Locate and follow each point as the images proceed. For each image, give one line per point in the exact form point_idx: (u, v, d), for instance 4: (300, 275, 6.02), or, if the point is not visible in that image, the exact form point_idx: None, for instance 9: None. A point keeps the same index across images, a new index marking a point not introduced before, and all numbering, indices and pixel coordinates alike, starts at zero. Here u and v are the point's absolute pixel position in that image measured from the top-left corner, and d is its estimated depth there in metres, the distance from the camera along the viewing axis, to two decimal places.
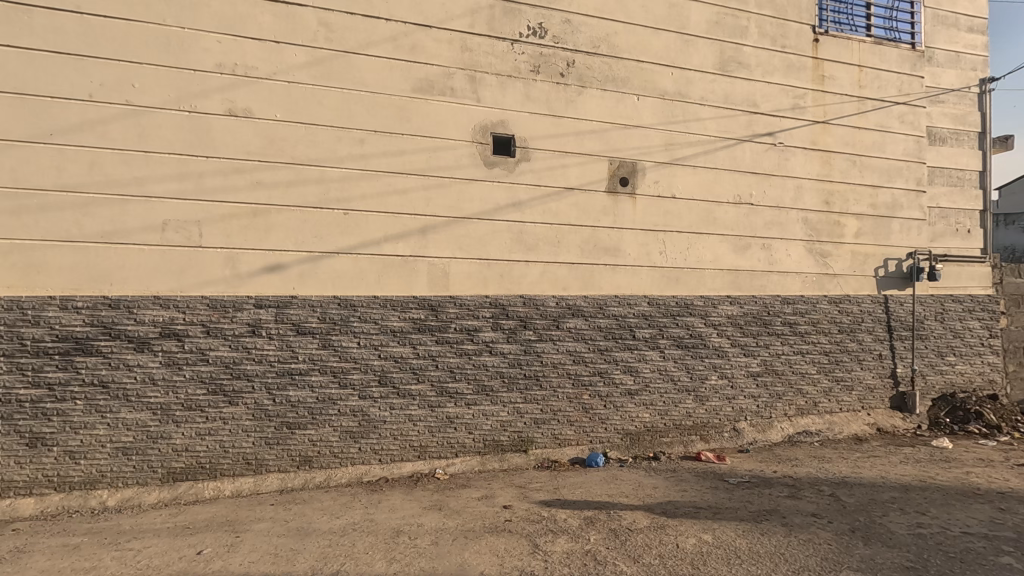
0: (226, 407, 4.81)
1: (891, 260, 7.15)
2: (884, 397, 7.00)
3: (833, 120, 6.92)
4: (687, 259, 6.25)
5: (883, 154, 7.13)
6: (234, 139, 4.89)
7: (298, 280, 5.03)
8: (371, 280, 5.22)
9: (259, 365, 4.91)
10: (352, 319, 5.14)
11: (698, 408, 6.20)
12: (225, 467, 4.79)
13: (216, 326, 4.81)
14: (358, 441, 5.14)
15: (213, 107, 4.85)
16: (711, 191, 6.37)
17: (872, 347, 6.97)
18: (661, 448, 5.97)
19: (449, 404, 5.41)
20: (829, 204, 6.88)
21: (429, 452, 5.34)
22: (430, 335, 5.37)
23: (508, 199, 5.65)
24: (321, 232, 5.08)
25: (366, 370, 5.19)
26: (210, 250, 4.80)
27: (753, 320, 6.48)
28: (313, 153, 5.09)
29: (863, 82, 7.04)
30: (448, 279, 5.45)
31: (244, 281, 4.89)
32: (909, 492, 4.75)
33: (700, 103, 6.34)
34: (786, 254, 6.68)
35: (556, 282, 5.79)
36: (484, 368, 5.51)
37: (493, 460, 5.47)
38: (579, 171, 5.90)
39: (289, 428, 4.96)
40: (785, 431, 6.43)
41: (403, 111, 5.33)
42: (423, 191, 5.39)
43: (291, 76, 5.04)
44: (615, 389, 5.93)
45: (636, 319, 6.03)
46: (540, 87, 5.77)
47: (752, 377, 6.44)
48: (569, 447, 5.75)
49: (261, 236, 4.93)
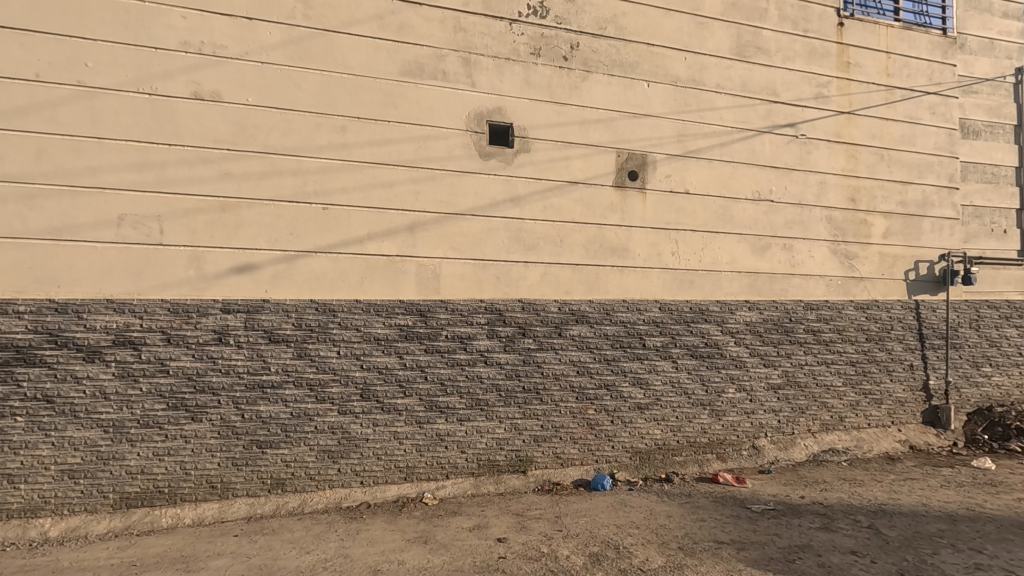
0: (188, 425, 4.30)
1: (923, 262, 6.60)
2: (915, 411, 6.44)
3: (859, 111, 6.38)
4: (702, 261, 5.72)
5: (913, 148, 6.59)
6: (201, 126, 4.40)
7: (272, 281, 4.52)
8: (353, 283, 4.71)
9: (226, 377, 4.40)
10: (330, 326, 4.64)
11: (714, 424, 5.66)
12: (186, 492, 4.27)
13: (178, 333, 4.31)
14: (337, 461, 4.62)
15: (177, 90, 4.36)
16: (727, 187, 5.84)
17: (903, 357, 6.42)
18: (673, 469, 5.41)
19: (440, 421, 4.88)
20: (855, 201, 6.34)
21: (417, 473, 4.81)
22: (418, 343, 4.85)
23: (506, 194, 5.14)
24: (297, 229, 4.58)
25: (347, 383, 4.67)
26: (172, 248, 4.30)
27: (774, 328, 5.94)
28: (289, 142, 4.60)
29: (891, 70, 6.51)
30: (439, 282, 4.94)
31: (210, 283, 4.39)
32: (958, 524, 4.19)
33: (715, 90, 5.82)
34: (809, 256, 6.14)
35: (558, 285, 5.27)
36: (479, 380, 4.99)
37: (488, 482, 4.93)
38: (583, 164, 5.38)
39: (259, 447, 4.45)
40: (809, 449, 5.86)
41: (390, 96, 4.84)
42: (412, 185, 4.89)
43: (265, 57, 4.55)
44: (623, 403, 5.39)
45: (645, 325, 5.50)
46: (541, 72, 5.27)
47: (773, 390, 5.89)
48: (572, 467, 5.21)
49: (230, 233, 4.44)
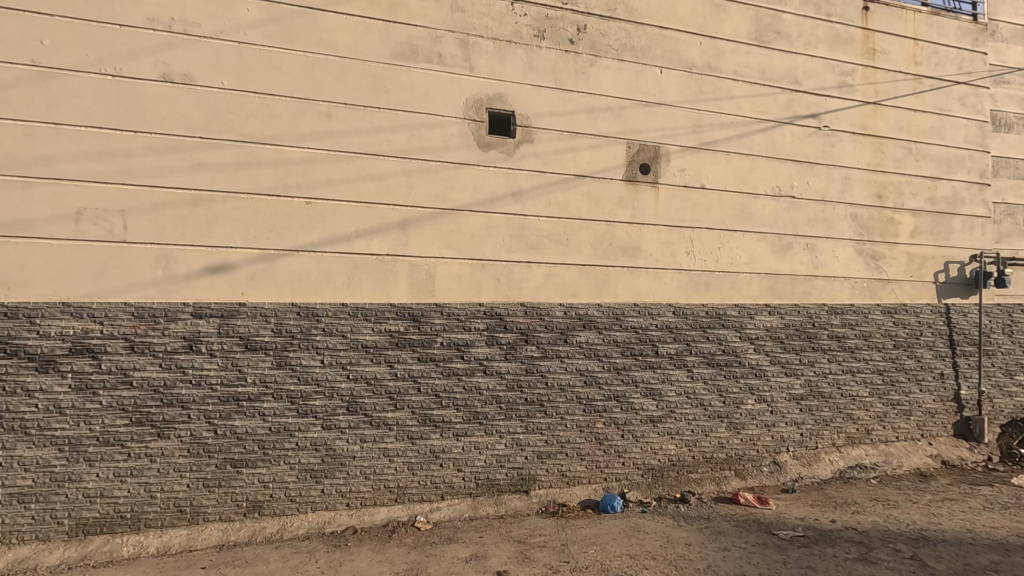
0: (154, 442, 3.88)
1: (953, 264, 6.17)
2: (946, 423, 6.01)
3: (886, 101, 5.95)
4: (719, 262, 5.29)
5: (942, 141, 6.16)
6: (170, 111, 3.99)
7: (249, 282, 4.10)
8: (339, 284, 4.29)
9: (197, 389, 3.97)
10: (314, 332, 4.22)
11: (733, 439, 5.23)
12: (151, 517, 3.85)
13: (143, 341, 3.89)
14: (320, 481, 4.20)
15: (143, 72, 3.95)
16: (746, 182, 5.42)
17: (933, 365, 5.99)
18: (689, 487, 4.97)
19: (434, 436, 4.45)
20: (882, 197, 5.91)
21: (409, 494, 4.38)
22: (410, 351, 4.43)
23: (507, 187, 4.72)
24: (277, 226, 4.16)
25: (331, 395, 4.24)
26: (138, 246, 3.88)
27: (796, 333, 5.51)
28: (269, 130, 4.18)
29: (919, 58, 6.08)
30: (433, 284, 4.51)
31: (180, 286, 3.97)
32: (1010, 555, 3.77)
33: (733, 78, 5.40)
34: (833, 256, 5.71)
35: (564, 288, 4.84)
36: (478, 392, 4.56)
37: (487, 503, 4.50)
38: (591, 156, 4.96)
39: (234, 466, 4.02)
40: (835, 465, 5.42)
41: (380, 81, 4.42)
42: (404, 177, 4.46)
43: (242, 36, 4.13)
44: (634, 416, 4.96)
45: (658, 331, 5.07)
46: (545, 56, 4.85)
47: (795, 402, 5.45)
48: (579, 486, 4.78)
49: (202, 230, 4.01)
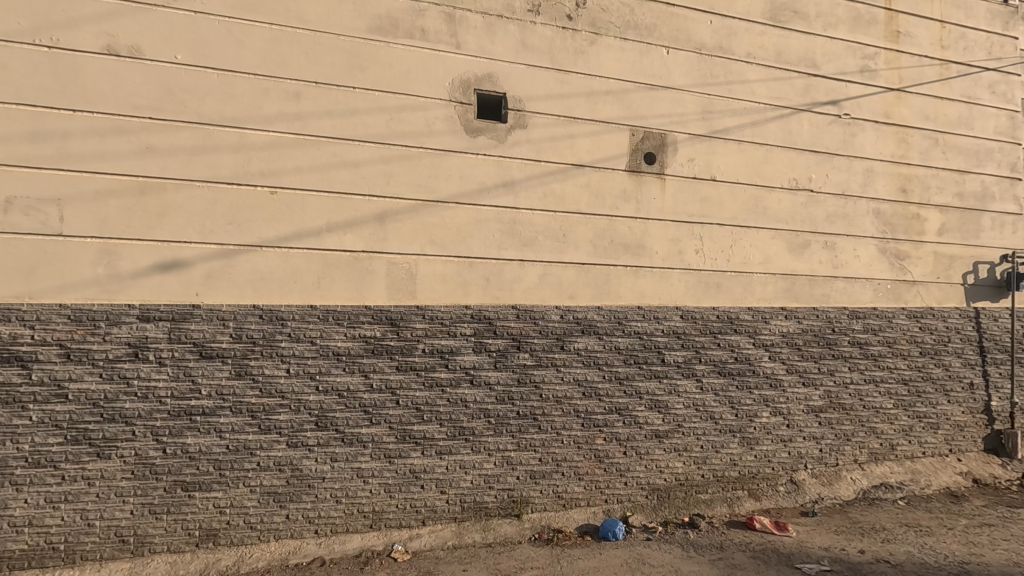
0: (92, 463, 3.42)
1: (983, 264, 5.70)
2: (975, 438, 5.54)
3: (910, 88, 5.49)
4: (731, 262, 4.82)
5: (971, 131, 5.69)
6: (114, 87, 3.51)
7: (204, 282, 3.63)
8: (307, 284, 3.82)
9: (143, 403, 3.52)
10: (279, 338, 3.76)
11: (746, 455, 4.76)
12: (89, 548, 3.40)
13: (80, 348, 3.42)
14: (284, 506, 3.73)
15: (85, 43, 3.47)
16: (760, 174, 4.95)
17: (961, 375, 5.52)
18: (698, 510, 4.50)
19: (415, 455, 3.99)
20: (906, 192, 5.45)
21: (386, 520, 3.92)
22: (388, 359, 3.97)
23: (497, 177, 4.26)
24: (237, 218, 3.70)
25: (298, 409, 3.78)
26: (76, 241, 3.41)
27: (815, 340, 5.04)
28: (228, 110, 3.72)
29: (946, 42, 5.59)
30: (415, 284, 4.05)
31: (124, 285, 3.50)
32: None
33: (746, 60, 4.93)
34: (855, 255, 5.24)
35: (562, 289, 4.38)
36: (464, 405, 4.10)
37: (474, 530, 4.04)
38: (590, 144, 4.50)
39: (185, 489, 3.56)
40: (858, 485, 4.95)
41: (355, 57, 3.95)
42: (382, 165, 4.00)
43: (198, 5, 3.66)
44: (637, 431, 4.48)
45: (664, 337, 4.60)
46: (540, 33, 4.38)
47: (813, 415, 4.98)
48: (576, 509, 4.32)
49: (151, 222, 3.54)
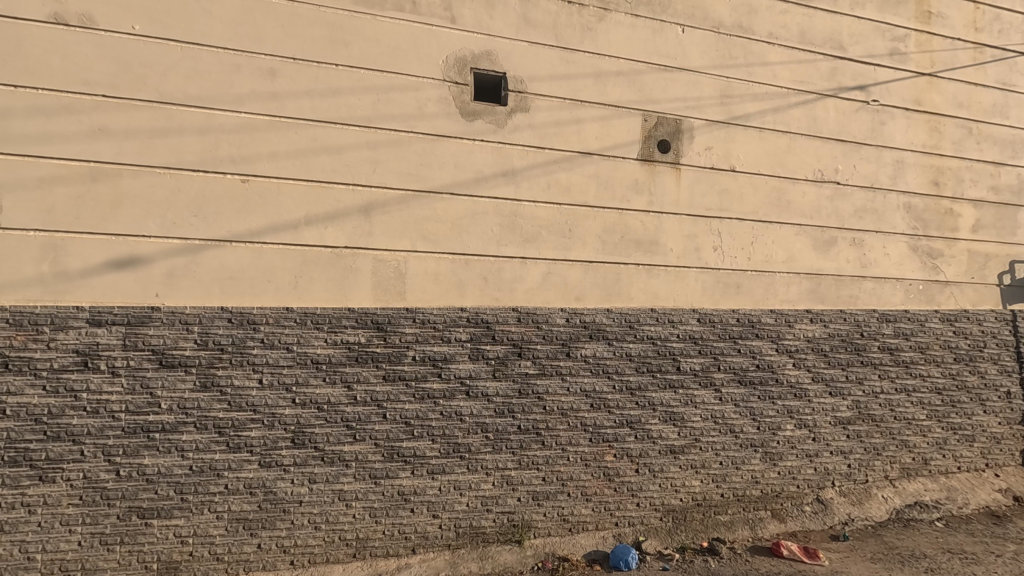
0: (34, 488, 3.01)
1: (1020, 263, 5.29)
2: (1013, 450, 5.13)
3: (942, 73, 5.07)
4: (752, 260, 4.41)
5: (1006, 121, 5.27)
6: (62, 60, 3.08)
7: (165, 282, 3.22)
8: (283, 285, 3.41)
9: (94, 418, 3.10)
10: (250, 345, 3.34)
11: (769, 472, 4.34)
12: None
13: (20, 357, 3.01)
14: (255, 535, 3.32)
15: (28, 10, 3.04)
16: (783, 164, 4.54)
17: (998, 383, 5.10)
18: (718, 534, 4.08)
19: (404, 475, 3.57)
20: (939, 185, 5.03)
21: (371, 548, 3.51)
22: (374, 368, 3.55)
23: (496, 166, 3.85)
24: (203, 209, 3.28)
25: (272, 425, 3.36)
26: (15, 234, 2.99)
27: (842, 345, 4.62)
28: (194, 88, 3.29)
29: (980, 24, 5.16)
30: (405, 285, 3.63)
31: (72, 285, 3.07)
32: None
33: (768, 41, 4.51)
34: (885, 253, 4.83)
35: (567, 290, 3.96)
36: (458, 419, 3.68)
37: (470, 558, 3.62)
38: (598, 129, 4.09)
39: (141, 516, 3.16)
40: (890, 504, 4.53)
41: (338, 31, 3.53)
42: (368, 151, 3.59)
43: None
44: (651, 447, 4.07)
45: (680, 343, 4.19)
46: (544, 7, 3.96)
47: (841, 427, 4.57)
48: (583, 534, 3.90)
49: (104, 214, 3.12)
